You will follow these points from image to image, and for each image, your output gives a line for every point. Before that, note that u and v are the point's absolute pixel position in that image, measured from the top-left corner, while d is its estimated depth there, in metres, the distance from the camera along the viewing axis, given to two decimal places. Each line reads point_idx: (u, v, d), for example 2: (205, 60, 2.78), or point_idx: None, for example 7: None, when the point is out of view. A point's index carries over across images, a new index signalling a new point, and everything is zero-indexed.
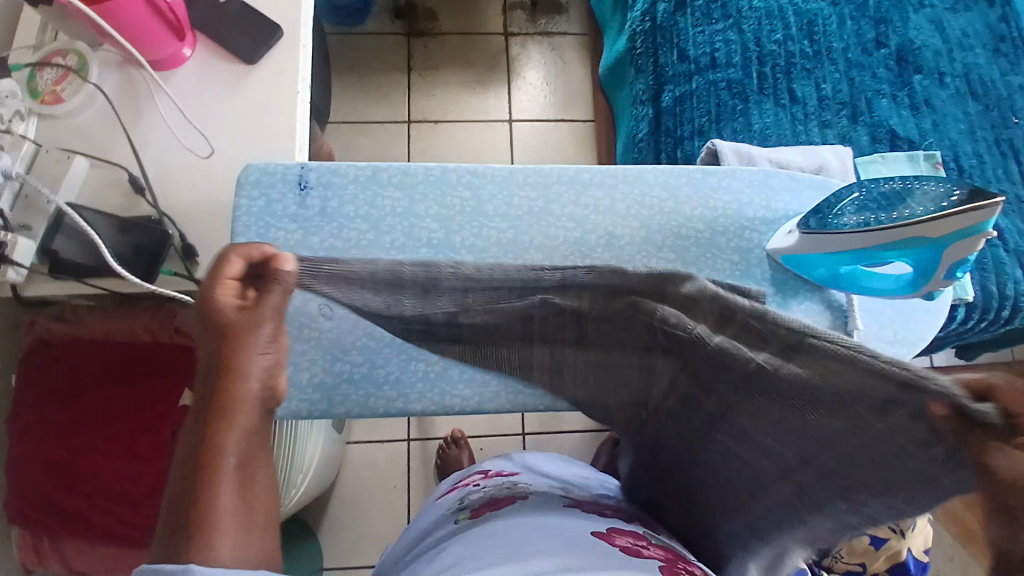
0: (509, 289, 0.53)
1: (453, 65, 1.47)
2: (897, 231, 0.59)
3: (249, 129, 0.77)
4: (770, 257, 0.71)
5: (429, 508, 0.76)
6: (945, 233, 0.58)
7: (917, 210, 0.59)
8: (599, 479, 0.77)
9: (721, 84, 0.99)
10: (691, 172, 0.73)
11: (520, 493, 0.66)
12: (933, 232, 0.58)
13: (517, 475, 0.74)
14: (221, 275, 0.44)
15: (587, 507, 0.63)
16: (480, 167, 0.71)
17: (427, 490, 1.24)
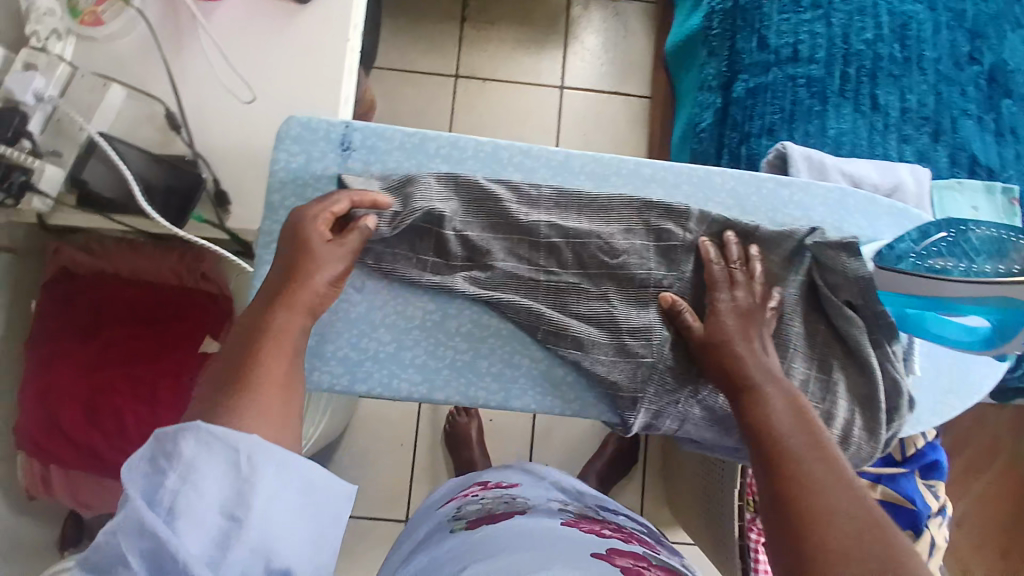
0: (536, 207, 0.64)
1: (510, 20, 1.39)
2: (973, 287, 0.56)
3: (293, 73, 0.72)
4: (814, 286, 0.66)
5: (429, 517, 0.75)
6: None
7: (993, 268, 0.57)
8: (602, 494, 0.77)
9: (802, 81, 0.91)
10: (763, 180, 0.67)
11: (519, 510, 0.65)
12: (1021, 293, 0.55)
13: (514, 487, 0.73)
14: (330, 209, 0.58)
15: (585, 527, 0.63)
16: (534, 147, 0.66)
17: (431, 455, 1.24)
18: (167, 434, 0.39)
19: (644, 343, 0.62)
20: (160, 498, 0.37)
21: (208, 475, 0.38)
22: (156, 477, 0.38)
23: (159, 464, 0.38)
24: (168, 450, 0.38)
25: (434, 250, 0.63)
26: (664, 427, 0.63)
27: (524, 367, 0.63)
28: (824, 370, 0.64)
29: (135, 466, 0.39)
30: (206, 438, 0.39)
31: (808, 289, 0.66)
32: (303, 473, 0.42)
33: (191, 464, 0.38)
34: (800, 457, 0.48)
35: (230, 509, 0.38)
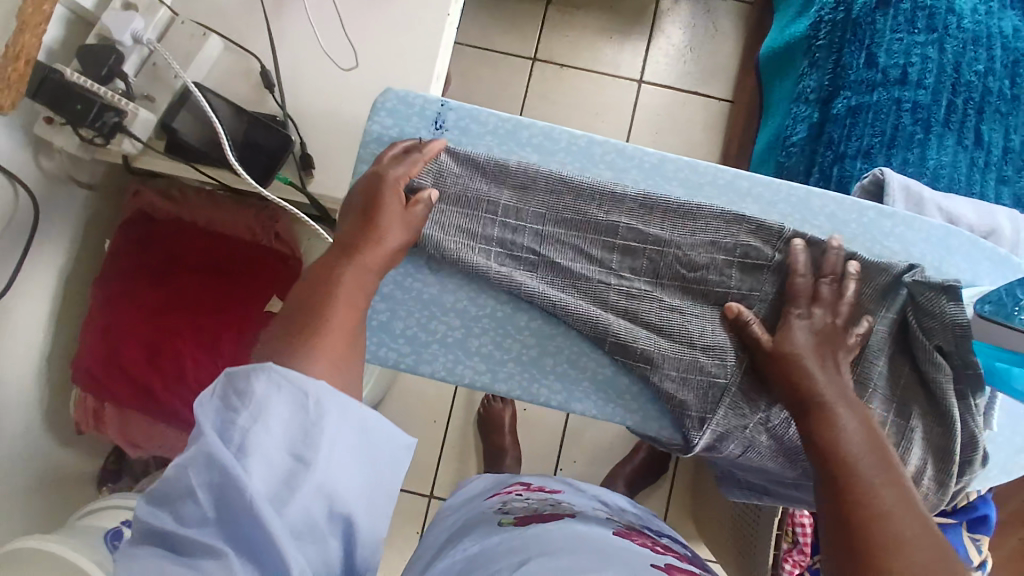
0: (620, 206, 0.62)
1: (596, 8, 1.35)
2: None
3: (390, 43, 0.71)
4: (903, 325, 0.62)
5: (469, 505, 0.78)
6: None
7: None
8: (642, 512, 0.80)
9: (907, 105, 0.86)
10: (865, 209, 0.63)
11: (568, 514, 0.69)
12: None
13: (559, 492, 0.77)
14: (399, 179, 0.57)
15: (639, 540, 0.67)
16: (629, 147, 0.64)
17: (462, 437, 1.24)
18: (242, 369, 0.36)
19: (718, 363, 0.60)
20: (229, 436, 0.35)
21: (278, 418, 0.36)
22: (226, 414, 0.35)
23: (230, 401, 0.36)
24: (240, 388, 0.36)
25: (497, 238, 0.61)
26: (726, 450, 0.61)
27: (589, 371, 0.62)
28: (902, 414, 0.61)
29: (204, 399, 0.36)
30: (277, 379, 0.36)
31: (898, 327, 0.62)
32: (367, 422, 0.39)
33: (263, 404, 0.35)
34: (869, 478, 0.46)
35: (297, 451, 0.36)
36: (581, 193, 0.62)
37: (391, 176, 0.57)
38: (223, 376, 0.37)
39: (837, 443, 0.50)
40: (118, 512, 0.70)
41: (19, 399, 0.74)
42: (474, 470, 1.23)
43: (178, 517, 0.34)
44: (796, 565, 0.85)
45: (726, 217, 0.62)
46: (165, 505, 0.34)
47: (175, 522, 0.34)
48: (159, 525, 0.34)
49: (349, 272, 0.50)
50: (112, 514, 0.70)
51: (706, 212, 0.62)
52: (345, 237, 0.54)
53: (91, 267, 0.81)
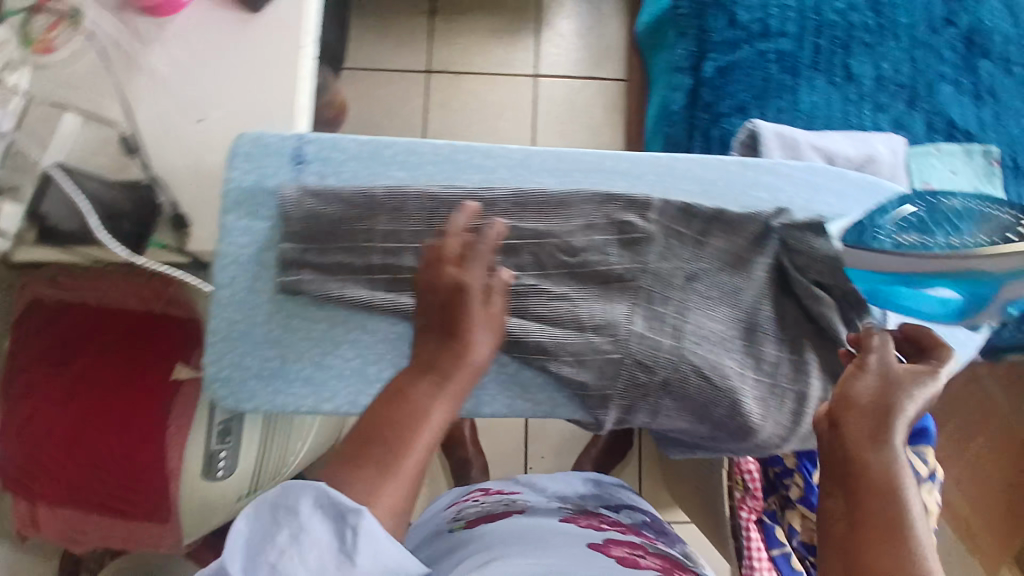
0: (491, 205, 0.62)
1: (480, 11, 1.37)
2: (940, 262, 0.53)
3: (250, 85, 0.72)
4: (777, 264, 0.65)
5: (426, 521, 0.80)
6: (1002, 270, 0.52)
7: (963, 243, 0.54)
8: (601, 492, 0.83)
9: (771, 56, 0.89)
10: (729, 164, 0.65)
11: (519, 510, 0.71)
12: (991, 271, 0.52)
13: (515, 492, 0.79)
14: (452, 265, 0.55)
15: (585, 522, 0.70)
16: (493, 148, 0.64)
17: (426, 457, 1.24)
18: (289, 486, 0.42)
19: (610, 339, 0.61)
20: (270, 548, 0.40)
21: (312, 536, 0.41)
22: (272, 526, 0.41)
23: (278, 515, 0.42)
24: (289, 504, 0.42)
25: (380, 262, 0.61)
26: (636, 421, 0.63)
27: (492, 373, 0.62)
28: (796, 350, 0.63)
29: (255, 509, 0.43)
30: (323, 500, 0.41)
31: (776, 272, 0.65)
32: (392, 555, 0.41)
33: (302, 524, 0.41)
34: (894, 520, 0.43)
35: (323, 573, 0.40)
36: (453, 203, 0.62)
37: (440, 269, 0.55)
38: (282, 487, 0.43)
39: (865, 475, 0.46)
40: None
41: None
42: (445, 487, 1.23)
43: None
44: (752, 512, 0.88)
45: (595, 199, 0.63)
46: None
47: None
48: None
49: (432, 396, 0.49)
50: None
51: (577, 197, 0.63)
52: (427, 350, 0.53)
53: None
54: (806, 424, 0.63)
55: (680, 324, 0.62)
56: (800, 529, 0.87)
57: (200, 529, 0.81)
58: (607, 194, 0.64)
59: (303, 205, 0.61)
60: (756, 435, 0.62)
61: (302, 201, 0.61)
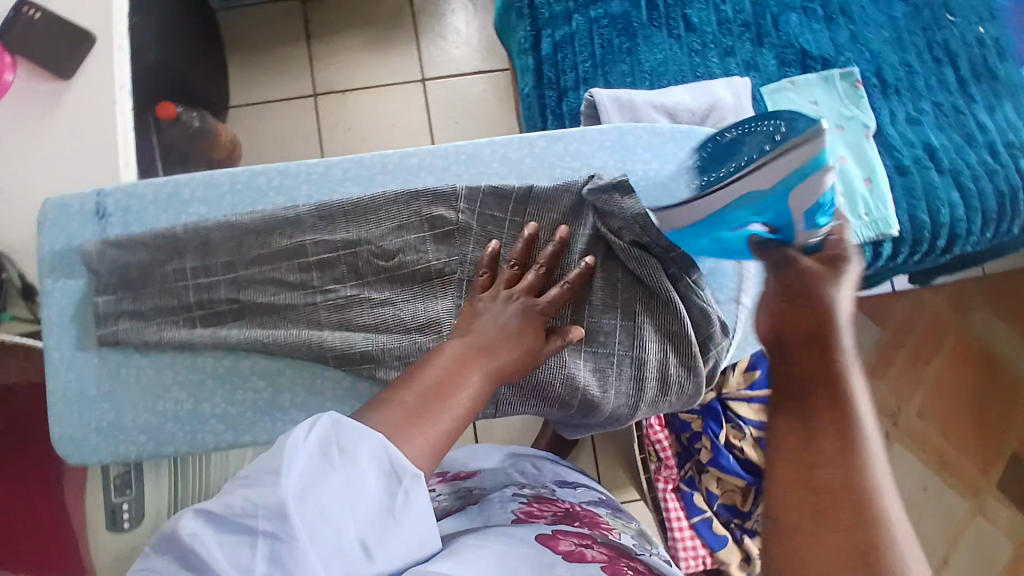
0: (295, 225, 0.62)
1: (355, 26, 1.36)
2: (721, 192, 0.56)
3: (66, 146, 0.72)
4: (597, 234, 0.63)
5: None
6: (777, 179, 0.53)
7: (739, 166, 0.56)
8: (559, 472, 0.83)
9: (603, 21, 0.88)
10: (533, 141, 0.65)
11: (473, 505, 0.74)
12: (767, 181, 0.54)
13: (473, 478, 0.81)
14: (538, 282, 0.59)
15: (534, 516, 0.66)
16: (292, 166, 0.64)
17: None
18: (346, 427, 0.41)
19: (435, 337, 0.61)
20: (317, 488, 0.39)
21: (363, 485, 0.41)
22: (323, 465, 0.40)
23: (329, 453, 0.40)
24: (345, 445, 0.41)
25: (195, 301, 0.61)
26: (481, 414, 0.62)
27: (328, 392, 0.62)
28: (630, 317, 0.62)
29: (301, 440, 0.40)
30: (380, 452, 0.42)
31: (599, 240, 0.63)
32: (427, 527, 0.42)
33: (357, 470, 0.41)
34: (850, 437, 0.47)
35: (364, 532, 0.40)
36: (256, 227, 0.62)
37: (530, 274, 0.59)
38: (335, 423, 0.42)
39: (821, 389, 0.49)
40: None
41: None
42: None
43: (227, 553, 0.36)
44: (669, 481, 0.86)
45: (400, 199, 0.62)
46: (223, 530, 0.37)
47: (223, 556, 0.36)
48: (206, 556, 0.36)
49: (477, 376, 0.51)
50: None
51: (382, 198, 0.63)
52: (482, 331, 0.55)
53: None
54: (651, 389, 0.62)
55: None
56: (718, 492, 0.85)
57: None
58: (411, 192, 0.63)
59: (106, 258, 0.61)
60: (607, 405, 0.61)
61: (106, 252, 0.61)
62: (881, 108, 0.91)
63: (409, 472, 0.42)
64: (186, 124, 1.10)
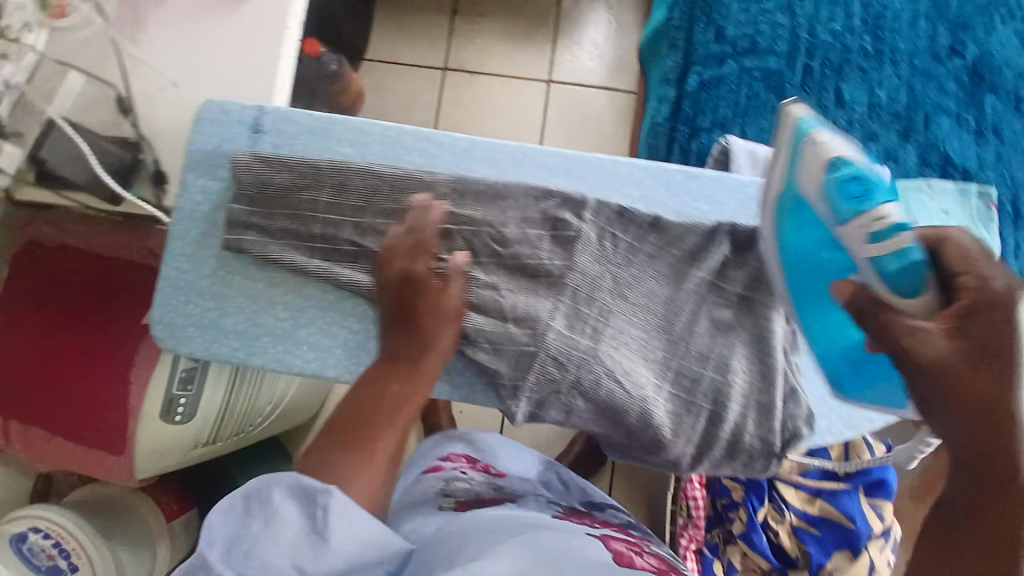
0: (429, 191, 0.65)
1: (500, 13, 1.40)
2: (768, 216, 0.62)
3: (231, 57, 0.77)
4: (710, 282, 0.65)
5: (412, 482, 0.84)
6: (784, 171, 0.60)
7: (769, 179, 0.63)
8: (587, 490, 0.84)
9: (756, 73, 0.87)
10: (670, 173, 0.65)
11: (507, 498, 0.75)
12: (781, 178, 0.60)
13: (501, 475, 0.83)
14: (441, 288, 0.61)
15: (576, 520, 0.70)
16: (439, 134, 0.67)
17: None
18: (258, 480, 0.45)
19: (530, 332, 0.62)
20: (244, 538, 0.43)
21: (283, 521, 0.44)
22: (243, 518, 0.44)
23: (249, 505, 0.45)
24: (259, 495, 0.45)
25: (319, 234, 0.64)
26: (550, 418, 0.63)
27: None
28: (721, 371, 0.63)
29: (222, 507, 0.45)
30: (296, 485, 0.45)
31: (707, 286, 0.65)
32: (360, 530, 0.45)
33: (274, 512, 0.44)
34: None
35: (298, 556, 0.43)
36: (394, 182, 0.65)
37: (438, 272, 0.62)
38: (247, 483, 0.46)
39: None
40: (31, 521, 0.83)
41: None
42: None
43: None
44: (692, 540, 0.87)
45: (531, 194, 0.64)
46: None
47: None
48: None
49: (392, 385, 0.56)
50: (27, 521, 0.83)
51: (515, 189, 0.64)
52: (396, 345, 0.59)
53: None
54: (720, 447, 0.62)
55: (601, 326, 0.62)
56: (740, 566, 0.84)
57: (153, 466, 0.84)
58: (544, 190, 0.64)
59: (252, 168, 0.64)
60: (676, 448, 0.61)
61: (254, 164, 0.65)
62: (1007, 237, 0.88)
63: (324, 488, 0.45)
64: (325, 64, 1.15)
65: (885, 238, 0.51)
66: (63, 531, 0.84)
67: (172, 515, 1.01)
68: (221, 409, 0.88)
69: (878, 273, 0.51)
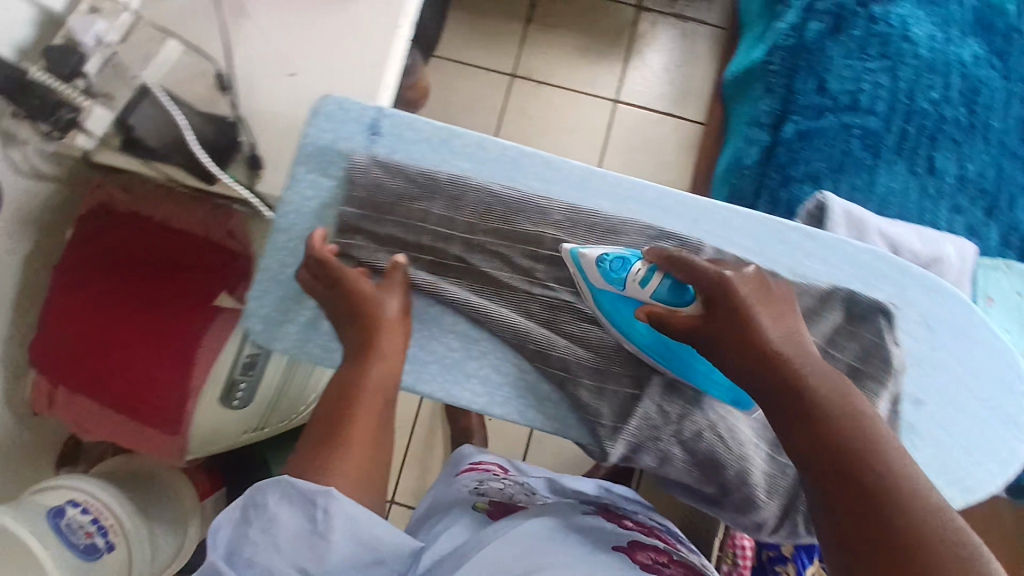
0: (547, 217, 0.63)
1: (575, 27, 1.38)
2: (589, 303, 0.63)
3: (339, 46, 0.74)
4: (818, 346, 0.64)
5: (448, 482, 0.87)
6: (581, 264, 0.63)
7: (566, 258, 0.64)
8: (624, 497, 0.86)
9: (855, 131, 0.87)
10: (789, 230, 0.65)
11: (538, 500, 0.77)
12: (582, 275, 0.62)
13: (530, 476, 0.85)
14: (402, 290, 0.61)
15: (606, 519, 0.74)
16: (559, 159, 0.65)
17: (429, 430, 1.31)
18: (256, 488, 0.48)
19: (632, 372, 0.62)
20: (245, 545, 0.45)
21: (281, 523, 0.46)
22: (243, 527, 0.46)
23: (248, 513, 0.47)
24: (257, 501, 0.47)
25: (427, 247, 0.64)
26: (643, 463, 0.62)
27: (510, 377, 0.63)
28: None
29: (225, 517, 0.48)
30: (296, 488, 0.47)
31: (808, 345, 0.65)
32: (361, 524, 0.46)
33: (270, 516, 0.46)
34: None
35: (297, 556, 0.45)
36: (511, 203, 0.64)
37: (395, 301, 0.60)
38: (246, 493, 0.48)
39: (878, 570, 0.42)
40: (65, 493, 0.80)
41: None
42: (438, 467, 1.29)
43: None
44: None
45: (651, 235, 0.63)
46: None
47: None
48: None
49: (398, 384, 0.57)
50: (61, 494, 0.80)
51: (635, 226, 0.63)
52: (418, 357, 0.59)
53: (46, 267, 0.86)
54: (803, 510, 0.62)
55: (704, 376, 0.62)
56: None
57: (204, 448, 0.83)
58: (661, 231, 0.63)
59: (368, 172, 0.63)
60: (764, 508, 0.61)
61: (373, 167, 0.63)
62: None
63: (322, 490, 0.47)
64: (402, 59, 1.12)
65: (652, 275, 0.59)
66: (99, 507, 0.82)
67: (205, 494, 1.01)
68: (273, 397, 0.87)
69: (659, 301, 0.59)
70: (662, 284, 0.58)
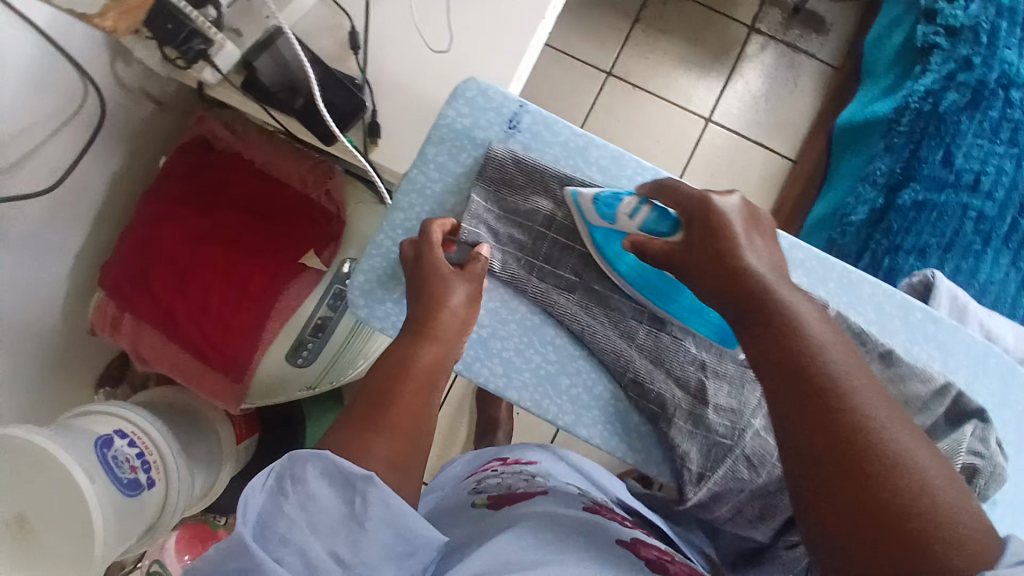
0: None
1: (681, 36, 1.34)
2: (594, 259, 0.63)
3: (478, 27, 0.71)
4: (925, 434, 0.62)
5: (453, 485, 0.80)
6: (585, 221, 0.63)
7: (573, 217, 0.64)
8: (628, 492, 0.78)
9: (972, 214, 0.84)
10: (913, 308, 0.66)
11: (539, 489, 0.68)
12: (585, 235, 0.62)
13: (535, 464, 0.77)
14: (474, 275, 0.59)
15: (607, 513, 0.64)
16: None
17: (457, 413, 1.30)
18: (295, 457, 0.43)
19: (729, 424, 0.59)
20: (280, 520, 0.41)
21: (320, 502, 0.42)
22: (278, 499, 0.42)
23: (285, 485, 0.43)
24: (296, 473, 0.43)
25: (545, 254, 0.63)
26: (717, 512, 0.61)
27: (602, 400, 0.62)
28: None
29: (258, 483, 0.43)
30: (343, 468, 0.43)
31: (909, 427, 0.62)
32: (402, 517, 0.44)
33: (309, 493, 0.42)
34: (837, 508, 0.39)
35: (335, 541, 0.41)
36: None
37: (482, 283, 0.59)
38: (284, 457, 0.44)
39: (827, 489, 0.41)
40: (112, 420, 0.80)
41: (46, 279, 0.77)
42: (458, 450, 1.28)
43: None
44: None
45: None
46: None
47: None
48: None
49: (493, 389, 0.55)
50: (106, 420, 0.79)
51: None
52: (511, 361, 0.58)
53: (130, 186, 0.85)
54: None
55: None
56: None
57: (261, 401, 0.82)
58: None
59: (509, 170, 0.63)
60: None
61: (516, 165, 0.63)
62: None
63: (366, 476, 0.43)
64: None
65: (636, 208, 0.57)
66: (146, 442, 0.81)
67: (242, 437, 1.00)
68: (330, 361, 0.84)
69: (645, 232, 0.57)
70: (649, 213, 0.57)
